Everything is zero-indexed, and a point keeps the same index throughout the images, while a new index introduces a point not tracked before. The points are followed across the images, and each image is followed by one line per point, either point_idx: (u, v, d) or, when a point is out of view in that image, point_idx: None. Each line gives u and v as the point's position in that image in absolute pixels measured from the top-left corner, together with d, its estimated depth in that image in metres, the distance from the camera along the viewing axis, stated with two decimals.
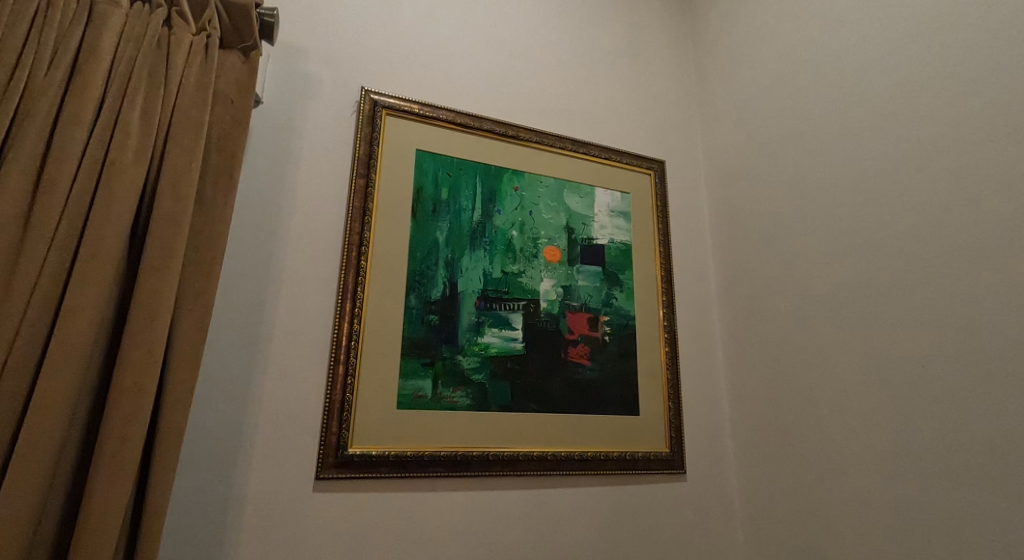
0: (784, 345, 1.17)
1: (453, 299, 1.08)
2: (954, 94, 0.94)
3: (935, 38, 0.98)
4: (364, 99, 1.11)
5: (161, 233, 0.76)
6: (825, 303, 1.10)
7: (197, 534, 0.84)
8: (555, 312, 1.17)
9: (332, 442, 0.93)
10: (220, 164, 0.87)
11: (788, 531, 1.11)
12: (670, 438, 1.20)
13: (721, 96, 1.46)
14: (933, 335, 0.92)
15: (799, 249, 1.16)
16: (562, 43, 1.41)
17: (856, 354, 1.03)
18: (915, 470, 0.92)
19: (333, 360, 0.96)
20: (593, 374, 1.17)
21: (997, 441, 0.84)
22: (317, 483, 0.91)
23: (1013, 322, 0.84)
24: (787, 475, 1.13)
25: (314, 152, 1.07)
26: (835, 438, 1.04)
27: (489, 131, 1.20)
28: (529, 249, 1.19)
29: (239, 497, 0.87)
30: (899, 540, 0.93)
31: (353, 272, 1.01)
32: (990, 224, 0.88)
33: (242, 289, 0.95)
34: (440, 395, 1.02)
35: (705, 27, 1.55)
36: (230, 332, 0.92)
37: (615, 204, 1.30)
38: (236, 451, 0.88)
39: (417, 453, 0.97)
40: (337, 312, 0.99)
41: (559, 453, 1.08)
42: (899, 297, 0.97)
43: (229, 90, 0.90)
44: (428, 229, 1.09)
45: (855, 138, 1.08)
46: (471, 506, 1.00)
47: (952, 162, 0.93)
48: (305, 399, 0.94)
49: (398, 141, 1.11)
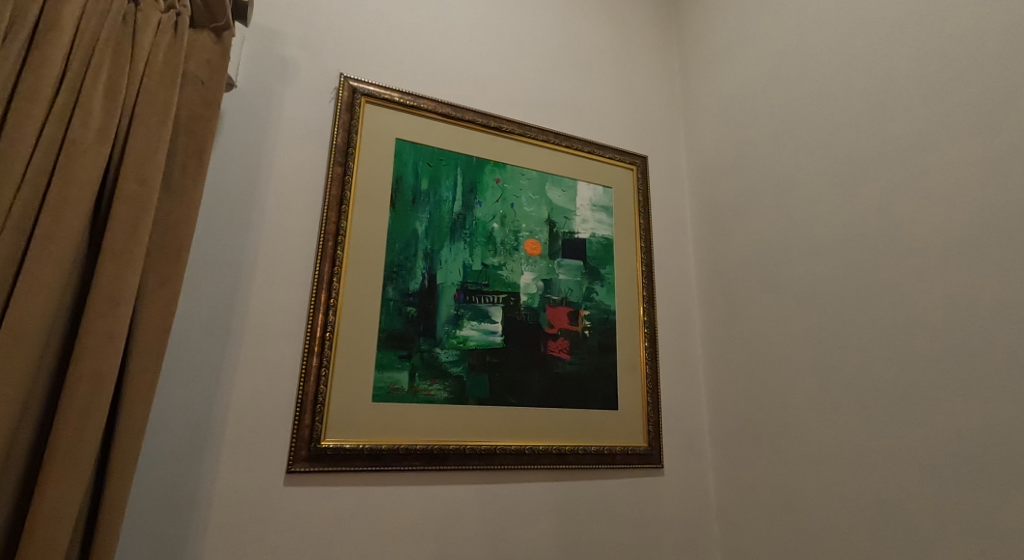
0: (759, 336, 1.20)
1: (432, 291, 1.11)
2: (923, 91, 0.96)
3: (906, 37, 1.00)
4: (343, 85, 1.13)
5: (122, 217, 0.73)
6: (799, 294, 1.12)
7: (171, 524, 0.88)
8: (535, 306, 1.21)
9: (305, 435, 0.97)
10: (189, 147, 0.84)
11: (759, 519, 1.14)
12: (648, 433, 1.23)
13: (704, 92, 1.48)
14: (897, 325, 0.95)
15: (776, 242, 1.19)
16: (547, 35, 1.42)
17: (825, 344, 1.06)
18: (876, 457, 0.95)
19: (308, 350, 0.99)
20: (573, 367, 1.21)
21: (951, 431, 0.87)
22: (290, 477, 0.95)
23: (971, 313, 0.87)
24: (760, 464, 1.16)
25: (289, 141, 1.08)
26: (806, 424, 1.07)
27: (470, 121, 1.23)
28: (510, 242, 1.22)
29: (218, 495, 0.91)
30: (862, 525, 0.96)
31: (330, 262, 1.04)
32: (953, 218, 0.90)
33: (219, 281, 0.98)
34: (417, 388, 1.06)
35: (690, 23, 1.57)
36: (216, 332, 0.96)
37: (596, 199, 1.33)
38: (209, 445, 0.92)
39: (391, 447, 1.01)
40: (313, 299, 1.02)
41: (537, 447, 1.12)
42: (866, 288, 1.00)
43: (200, 71, 0.87)
44: (407, 220, 1.12)
45: (831, 133, 1.10)
46: (444, 497, 1.04)
47: (920, 157, 0.95)
48: (285, 398, 0.98)
49: (377, 129, 1.13)
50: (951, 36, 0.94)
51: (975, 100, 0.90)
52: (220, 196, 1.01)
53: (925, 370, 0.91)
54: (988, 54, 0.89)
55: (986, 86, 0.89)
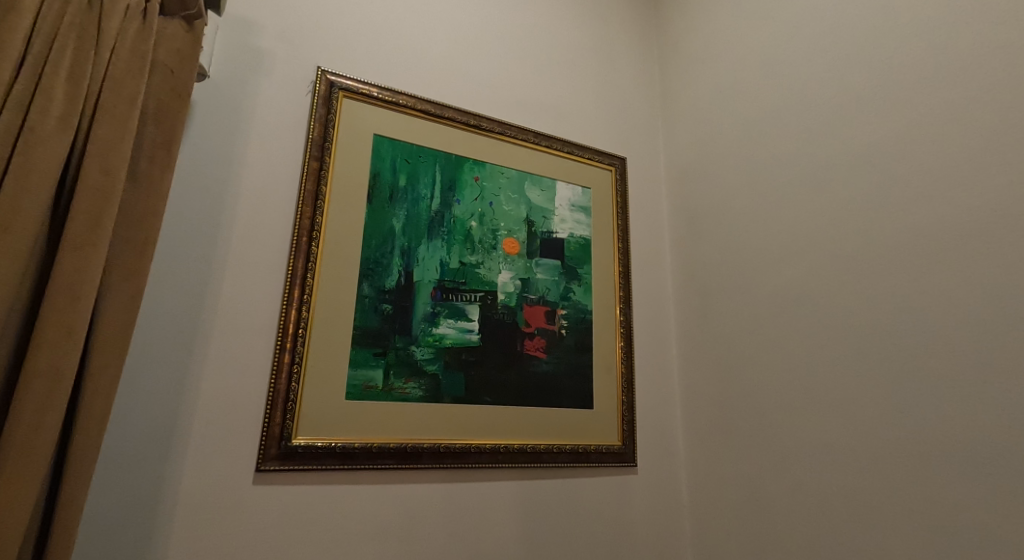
0: (732, 337, 1.22)
1: (408, 289, 1.10)
2: (891, 98, 0.99)
3: (875, 46, 1.02)
4: (320, 79, 1.11)
5: (85, 206, 0.71)
6: (771, 295, 1.14)
7: (133, 522, 0.86)
8: (512, 304, 1.21)
9: (275, 433, 0.95)
10: (156, 137, 0.82)
11: (730, 517, 1.16)
12: (622, 433, 1.24)
13: (682, 94, 1.49)
14: (865, 327, 0.97)
15: (750, 243, 1.21)
16: (528, 33, 1.42)
17: (796, 345, 1.08)
18: (843, 456, 0.97)
19: (280, 347, 0.98)
20: (549, 366, 1.21)
21: (913, 431, 0.89)
22: (260, 475, 0.94)
23: (931, 316, 0.89)
24: (731, 463, 1.17)
25: (263, 134, 1.06)
26: (776, 424, 1.09)
27: (449, 118, 1.22)
28: (488, 241, 1.21)
29: (184, 494, 0.89)
30: (829, 523, 0.98)
31: (304, 258, 1.02)
32: (917, 223, 0.92)
33: (186, 275, 0.96)
34: (391, 386, 1.05)
35: (671, 26, 1.59)
36: (184, 327, 0.94)
37: (575, 199, 1.34)
38: (174, 442, 0.90)
39: (363, 445, 1.00)
40: (286, 295, 1.00)
41: (511, 446, 1.12)
42: (836, 290, 1.02)
43: (170, 60, 0.85)
44: (384, 216, 1.11)
45: (805, 137, 1.12)
46: (416, 496, 1.03)
47: (887, 164, 0.97)
48: (255, 396, 0.96)
49: (354, 124, 1.12)
50: (918, 45, 0.96)
51: (940, 107, 0.92)
52: (190, 188, 0.99)
53: (891, 370, 0.93)
54: (951, 63, 0.92)
55: (955, 92, 0.91)
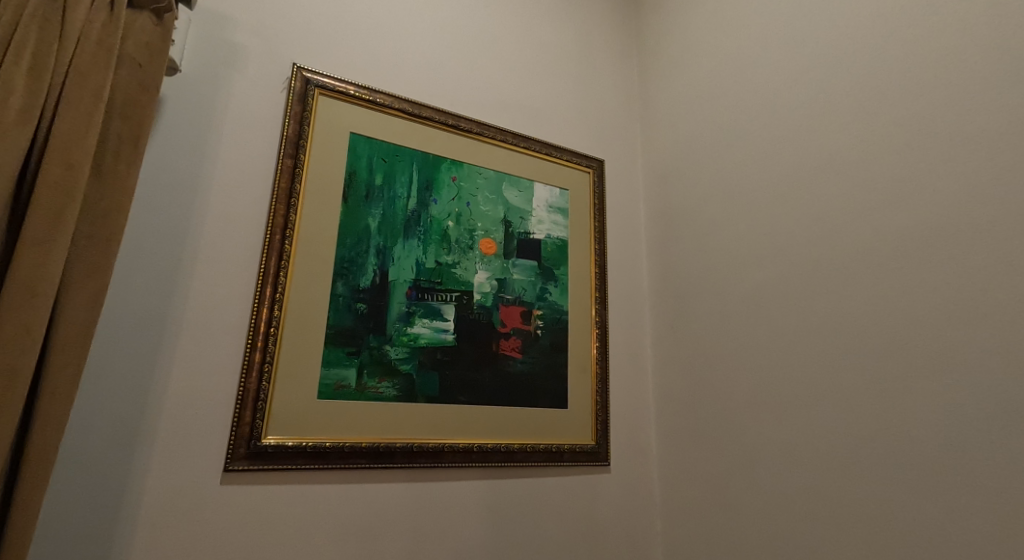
0: (704, 338, 1.24)
1: (383, 288, 1.10)
2: (857, 108, 1.02)
3: (843, 57, 1.06)
4: (296, 75, 1.10)
5: (46, 200, 0.70)
6: (742, 298, 1.17)
7: (95, 522, 0.84)
8: (488, 305, 1.21)
9: (244, 432, 0.94)
10: (124, 132, 0.81)
11: (699, 515, 1.18)
12: (596, 432, 1.25)
13: (660, 99, 1.51)
14: (831, 329, 1.00)
15: (722, 247, 1.23)
16: (509, 35, 1.42)
17: (766, 347, 1.10)
18: (808, 455, 1.00)
19: (250, 346, 0.96)
20: (524, 366, 1.21)
21: (874, 430, 0.91)
22: (228, 475, 0.93)
23: (892, 319, 0.92)
24: (702, 462, 1.19)
25: (237, 130, 1.05)
26: (745, 423, 1.11)
27: (427, 118, 1.22)
28: (464, 241, 1.21)
29: (149, 495, 0.88)
30: (795, 521, 1.00)
31: (277, 256, 1.01)
32: (879, 230, 0.95)
33: (153, 271, 0.94)
34: (365, 385, 1.04)
35: (650, 31, 1.61)
36: (151, 325, 0.92)
37: (552, 200, 1.35)
38: (139, 441, 0.88)
39: (335, 445, 0.99)
40: (258, 294, 0.99)
41: (485, 445, 1.12)
42: (804, 293, 1.05)
43: (138, 54, 0.84)
44: (360, 215, 1.11)
45: (776, 144, 1.15)
46: (388, 496, 1.03)
47: (853, 172, 1.00)
48: (225, 395, 0.95)
49: (330, 122, 1.11)
50: (882, 58, 0.99)
51: (901, 117, 0.95)
52: (159, 183, 0.97)
53: (853, 371, 0.95)
54: (912, 76, 0.95)
55: (916, 104, 0.94)
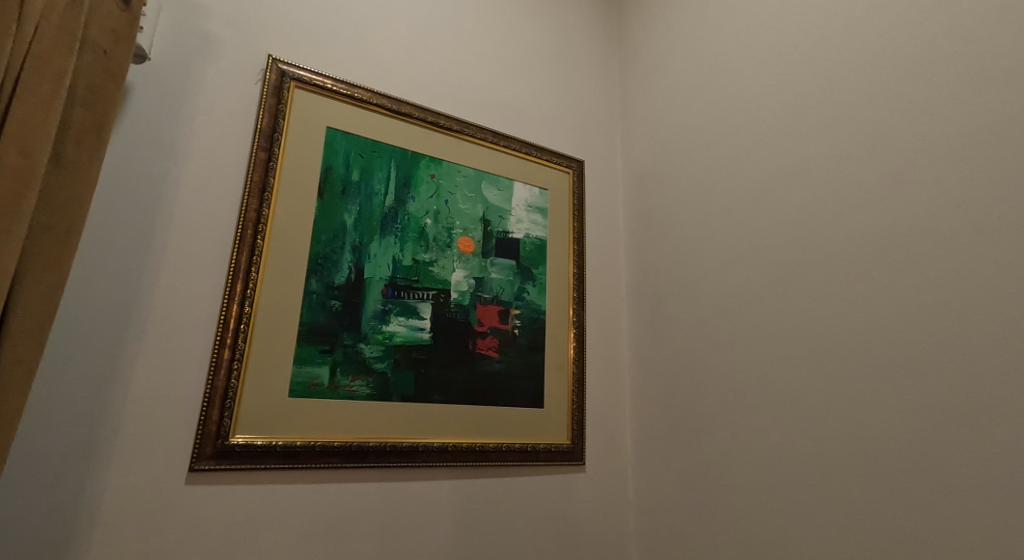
0: (680, 339, 1.24)
1: (359, 285, 1.08)
2: (831, 114, 1.03)
3: (818, 64, 1.07)
4: (271, 67, 1.08)
5: (2, 188, 0.67)
6: (717, 300, 1.17)
7: (52, 522, 0.82)
8: (465, 303, 1.20)
9: (212, 431, 0.92)
10: (86, 121, 0.79)
11: (672, 515, 1.18)
12: (571, 432, 1.25)
13: (640, 101, 1.51)
14: (803, 331, 1.01)
15: (697, 248, 1.24)
16: (490, 33, 1.41)
17: (739, 348, 1.11)
18: (778, 455, 1.01)
19: (219, 342, 0.94)
20: (501, 366, 1.21)
21: (843, 430, 0.93)
22: (195, 474, 0.90)
23: (862, 322, 0.93)
24: (675, 462, 1.20)
25: (209, 121, 1.03)
26: (718, 423, 1.12)
27: (406, 114, 1.20)
28: (442, 239, 1.20)
29: (111, 494, 0.85)
30: (765, 520, 1.01)
31: (249, 251, 0.99)
32: (851, 234, 0.97)
33: (118, 265, 0.91)
34: (338, 384, 1.03)
35: (632, 34, 1.61)
36: (115, 320, 0.90)
37: (532, 200, 1.34)
38: (100, 440, 0.86)
39: (306, 444, 0.98)
40: (228, 289, 0.97)
41: (460, 445, 1.11)
42: (778, 295, 1.06)
43: (103, 40, 0.82)
44: (336, 211, 1.09)
45: (753, 148, 1.16)
46: (359, 496, 1.01)
47: (826, 177, 1.02)
48: (192, 392, 0.92)
49: (306, 116, 1.09)
50: (856, 65, 1.01)
51: (873, 124, 0.97)
52: (125, 174, 0.95)
53: (824, 373, 0.97)
54: (883, 84, 0.97)
55: (886, 111, 0.95)
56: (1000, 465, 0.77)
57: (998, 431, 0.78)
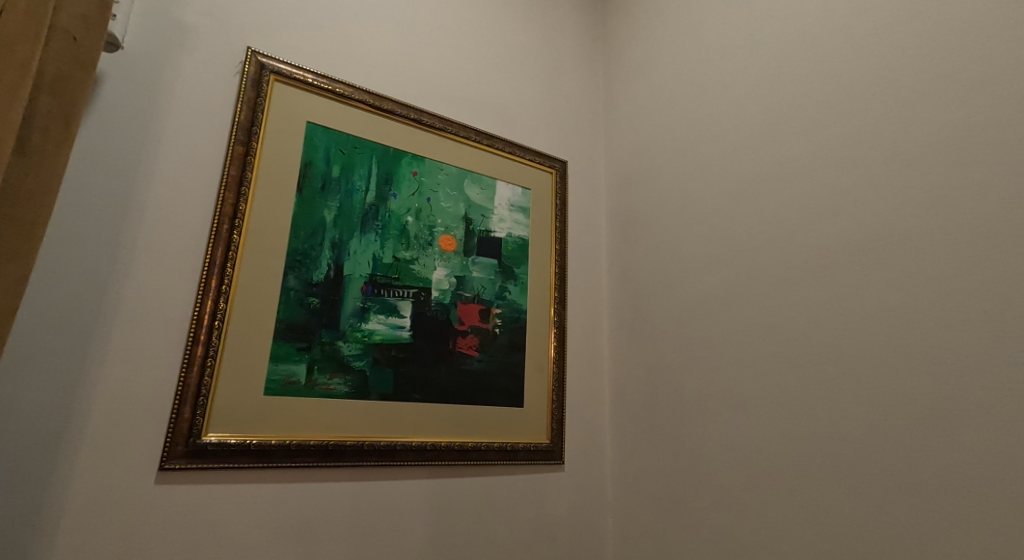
0: (659, 340, 1.25)
1: (338, 282, 1.07)
2: (809, 118, 1.04)
3: (797, 69, 1.08)
4: (250, 60, 1.06)
5: None
6: (696, 301, 1.18)
7: (13, 522, 0.80)
8: (446, 302, 1.19)
9: (183, 430, 0.90)
10: (53, 110, 0.77)
11: (649, 514, 1.19)
12: (550, 431, 1.25)
13: (624, 103, 1.52)
14: (780, 333, 1.02)
15: (677, 250, 1.25)
16: (475, 31, 1.41)
17: (717, 349, 1.12)
18: (754, 455, 1.02)
19: (192, 339, 0.92)
20: (481, 365, 1.20)
21: (817, 430, 0.94)
22: (165, 473, 0.88)
23: (837, 324, 0.94)
24: (653, 462, 1.20)
25: (184, 113, 1.00)
26: (695, 423, 1.13)
27: (388, 110, 1.19)
28: (424, 237, 1.19)
29: (75, 494, 0.83)
30: (740, 520, 1.02)
31: (224, 246, 0.97)
32: (827, 237, 0.98)
33: (87, 258, 0.89)
34: (315, 382, 1.02)
35: (616, 36, 1.62)
36: (83, 315, 0.87)
37: (514, 199, 1.34)
38: (66, 437, 0.84)
39: (281, 443, 0.96)
40: (202, 285, 0.95)
41: (439, 444, 1.10)
42: (755, 297, 1.07)
43: (72, 26, 0.79)
44: (315, 207, 1.07)
45: (733, 151, 1.17)
46: (335, 496, 1.00)
47: (804, 181, 1.03)
48: (163, 389, 0.90)
49: (286, 110, 1.08)
50: (833, 71, 1.02)
51: (849, 129, 0.98)
52: (96, 166, 0.92)
53: (800, 374, 0.98)
54: (860, 89, 0.98)
55: (862, 117, 0.97)
56: (969, 465, 0.78)
57: (968, 431, 0.79)
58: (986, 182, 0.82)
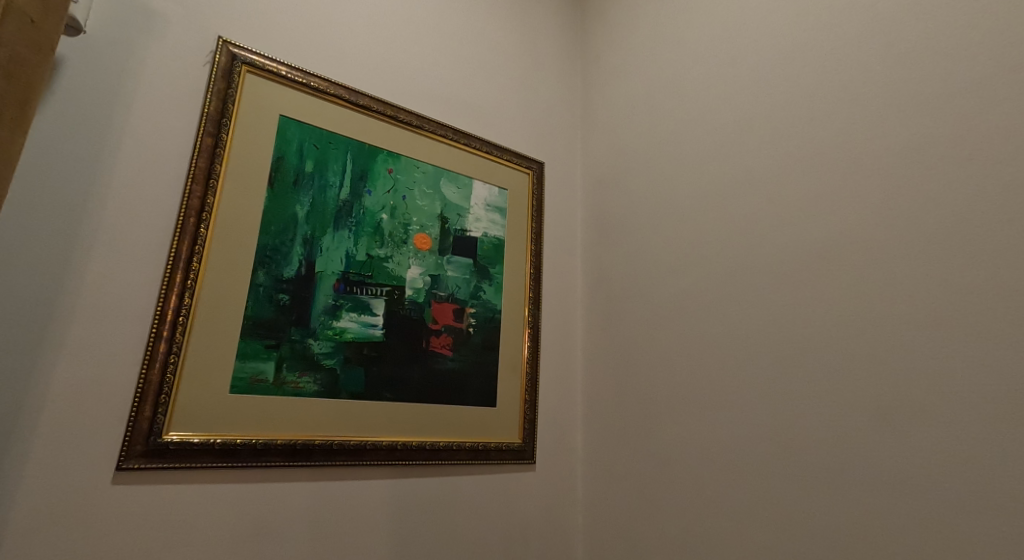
0: (631, 341, 1.25)
1: (309, 279, 1.05)
2: (780, 126, 1.06)
3: (770, 77, 1.10)
4: (221, 49, 1.04)
5: None
6: (668, 304, 1.19)
7: None
8: (420, 301, 1.18)
9: (143, 428, 0.87)
10: (8, 94, 0.73)
11: (619, 514, 1.19)
12: (523, 431, 1.25)
13: (600, 106, 1.52)
14: (749, 336, 1.03)
15: (650, 252, 1.26)
16: (453, 30, 1.40)
17: (687, 351, 1.13)
18: (721, 455, 1.03)
19: (155, 335, 0.90)
20: (454, 364, 1.19)
21: (783, 432, 0.95)
22: (124, 473, 0.86)
23: (805, 328, 0.96)
24: (623, 462, 1.21)
25: (148, 102, 0.97)
26: (665, 424, 1.14)
27: (364, 106, 1.18)
28: (398, 234, 1.18)
29: (26, 493, 0.80)
30: (708, 520, 1.02)
31: (190, 240, 0.94)
32: (796, 242, 1.00)
33: (43, 248, 0.86)
34: (284, 380, 0.99)
35: (593, 40, 1.62)
36: (37, 307, 0.84)
37: (491, 199, 1.33)
38: (17, 434, 0.80)
39: (248, 442, 0.94)
40: (166, 279, 0.92)
41: (410, 444, 1.09)
42: (726, 301, 1.08)
43: (29, 7, 0.76)
44: (287, 202, 1.05)
45: (706, 156, 1.18)
46: (301, 496, 0.98)
47: (774, 187, 1.05)
48: (122, 386, 0.88)
49: (258, 103, 1.05)
50: (804, 79, 1.04)
51: (819, 137, 1.00)
52: (54, 153, 0.89)
53: (768, 377, 0.99)
54: (829, 98, 1.00)
55: (831, 125, 0.98)
56: (929, 466, 0.80)
57: (928, 433, 0.80)
58: (949, 189, 0.84)
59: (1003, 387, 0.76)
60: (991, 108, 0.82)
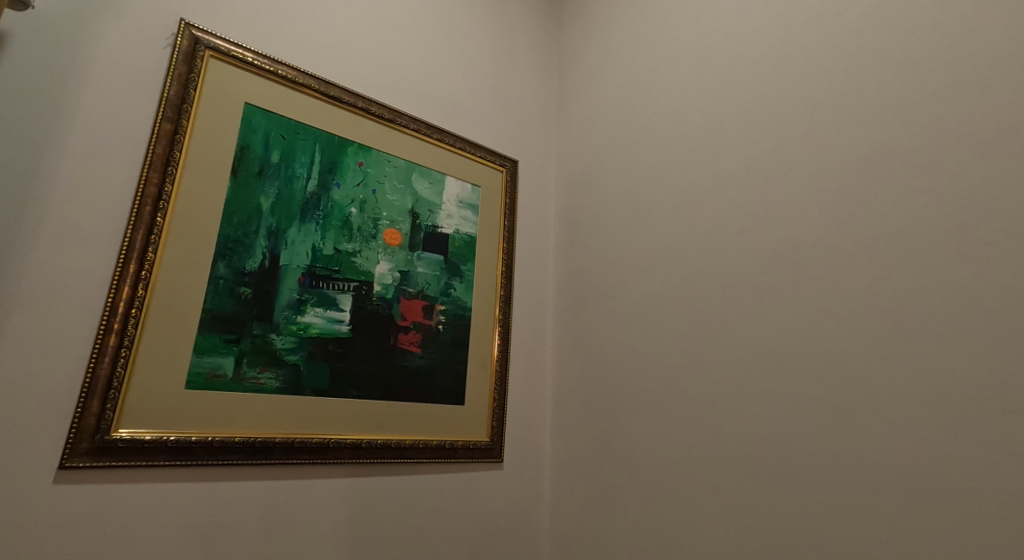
0: (600, 341, 1.25)
1: (273, 272, 1.02)
2: (751, 130, 1.06)
3: (742, 81, 1.10)
4: (183, 32, 1.00)
5: None
6: (637, 305, 1.19)
7: None
8: (389, 297, 1.15)
9: (91, 424, 0.83)
10: None
11: (585, 514, 1.19)
12: (491, 430, 1.23)
13: (576, 107, 1.52)
14: (716, 338, 1.03)
15: (621, 253, 1.25)
16: (428, 24, 1.37)
17: (656, 352, 1.13)
18: (687, 455, 1.03)
19: (105, 327, 0.86)
20: (423, 362, 1.17)
21: (748, 433, 0.96)
22: (69, 471, 0.82)
23: (771, 331, 0.96)
24: (590, 461, 1.20)
25: (102, 83, 0.93)
26: (632, 424, 1.13)
27: (334, 97, 1.15)
28: (368, 229, 1.15)
29: None
30: (672, 520, 1.03)
31: (145, 229, 0.91)
32: (764, 245, 1.00)
33: None
34: (244, 376, 0.96)
35: (570, 40, 1.62)
36: None
37: (463, 195, 1.31)
38: None
39: (204, 440, 0.90)
40: (119, 269, 0.88)
41: (375, 443, 1.07)
42: (694, 303, 1.08)
43: None
44: (251, 192, 1.02)
45: (678, 158, 1.18)
46: (259, 496, 0.95)
47: (744, 190, 1.05)
48: (69, 380, 0.84)
49: (222, 89, 1.02)
50: (775, 85, 1.05)
51: (788, 142, 1.00)
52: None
53: (735, 378, 0.99)
54: (799, 104, 1.00)
55: (800, 131, 0.99)
56: (887, 467, 0.81)
57: (887, 434, 0.81)
58: (912, 195, 0.85)
59: (959, 390, 0.77)
60: (954, 116, 0.84)
